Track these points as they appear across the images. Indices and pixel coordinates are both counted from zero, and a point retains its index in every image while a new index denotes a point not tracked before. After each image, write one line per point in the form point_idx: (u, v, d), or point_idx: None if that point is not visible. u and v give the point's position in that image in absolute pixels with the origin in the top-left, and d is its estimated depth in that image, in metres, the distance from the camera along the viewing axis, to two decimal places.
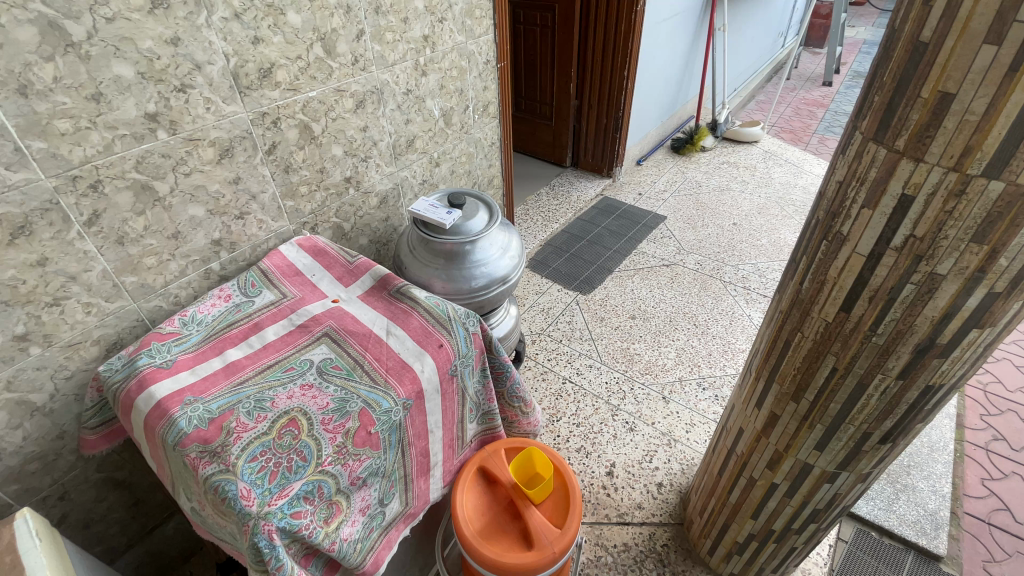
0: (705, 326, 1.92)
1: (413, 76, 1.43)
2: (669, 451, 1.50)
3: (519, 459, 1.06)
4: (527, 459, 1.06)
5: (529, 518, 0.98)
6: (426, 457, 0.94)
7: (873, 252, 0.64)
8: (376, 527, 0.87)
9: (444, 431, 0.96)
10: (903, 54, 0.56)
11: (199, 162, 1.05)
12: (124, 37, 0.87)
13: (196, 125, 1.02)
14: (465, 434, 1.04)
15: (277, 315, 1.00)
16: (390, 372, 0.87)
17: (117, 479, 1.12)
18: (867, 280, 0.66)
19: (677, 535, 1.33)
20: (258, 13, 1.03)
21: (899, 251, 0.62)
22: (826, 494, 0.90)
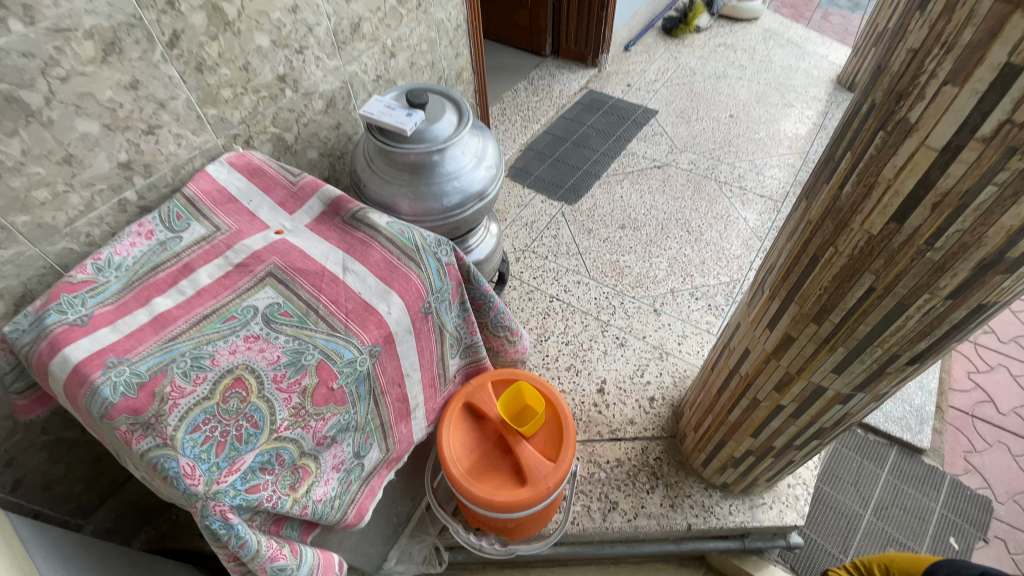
0: (699, 232, 1.80)
1: None
2: (661, 365, 1.44)
3: (508, 394, 0.97)
4: (517, 392, 0.97)
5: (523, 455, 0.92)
6: (406, 402, 0.84)
7: (950, 144, 0.50)
8: (355, 479, 0.80)
9: (422, 373, 0.86)
10: None
11: (78, 62, 0.81)
12: None
13: (61, 10, 0.77)
14: (447, 371, 0.94)
15: (211, 253, 0.83)
16: (350, 316, 0.73)
17: (71, 438, 1.03)
18: (934, 183, 0.52)
19: (670, 447, 1.30)
20: None
21: (985, 142, 0.48)
22: (836, 414, 0.84)
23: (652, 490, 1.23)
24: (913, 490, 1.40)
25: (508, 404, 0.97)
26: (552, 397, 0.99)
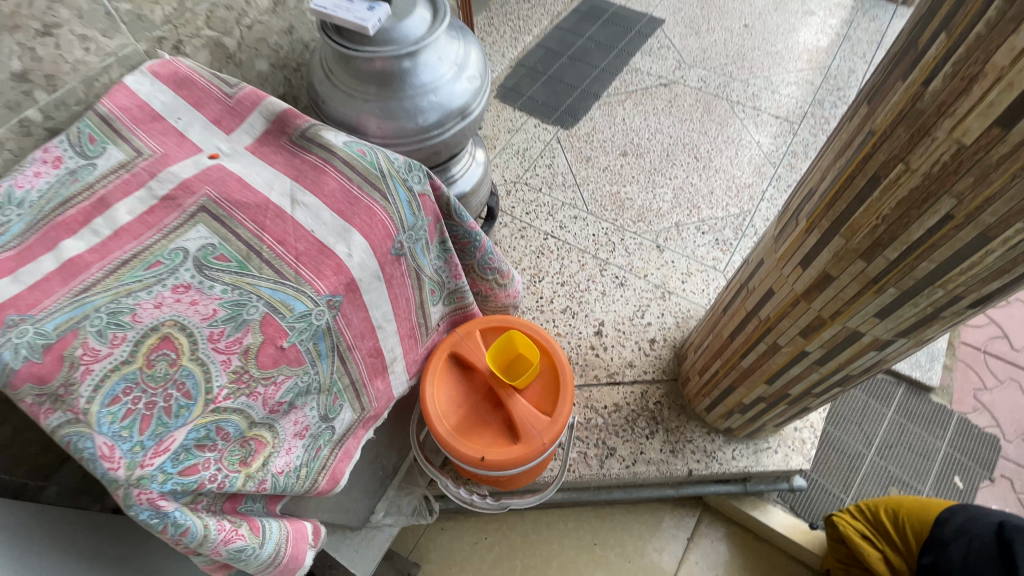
0: (708, 159, 1.63)
1: None
2: (664, 305, 1.33)
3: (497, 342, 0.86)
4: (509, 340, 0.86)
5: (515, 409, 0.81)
6: (382, 357, 0.73)
7: None
8: (326, 444, 0.70)
9: (399, 323, 0.73)
10: None
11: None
12: None
13: None
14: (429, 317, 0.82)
15: (131, 184, 0.66)
16: (301, 260, 0.59)
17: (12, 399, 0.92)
18: None
19: (671, 391, 1.21)
20: None
21: None
22: (868, 361, 0.74)
23: (652, 435, 1.15)
24: (918, 429, 1.36)
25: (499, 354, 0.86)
26: (546, 344, 0.88)
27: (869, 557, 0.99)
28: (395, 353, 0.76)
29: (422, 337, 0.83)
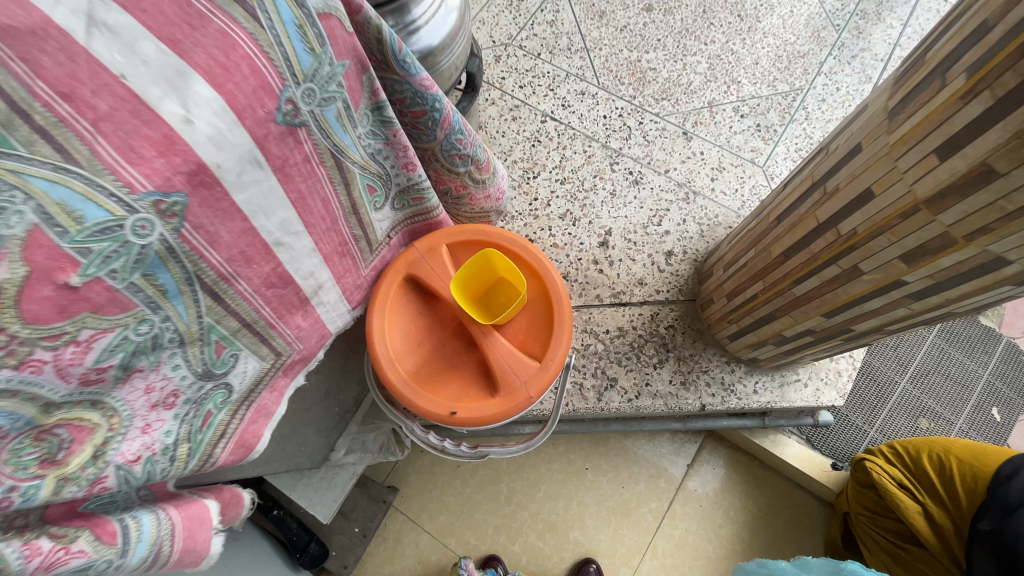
0: (755, 17, 1.26)
1: None
2: (686, 208, 1.08)
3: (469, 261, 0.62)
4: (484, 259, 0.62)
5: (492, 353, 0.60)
6: (294, 285, 0.50)
7: None
8: (219, 408, 0.49)
9: (316, 236, 0.49)
10: None
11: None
12: None
13: None
14: (369, 225, 0.57)
15: None
16: (103, 128, 0.31)
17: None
18: None
19: (687, 314, 0.99)
20: None
21: None
22: (995, 297, 0.51)
23: (660, 365, 0.96)
24: (961, 356, 1.19)
25: (471, 277, 0.63)
26: (536, 264, 0.64)
27: (906, 509, 0.87)
28: (320, 278, 0.53)
29: (362, 252, 0.59)
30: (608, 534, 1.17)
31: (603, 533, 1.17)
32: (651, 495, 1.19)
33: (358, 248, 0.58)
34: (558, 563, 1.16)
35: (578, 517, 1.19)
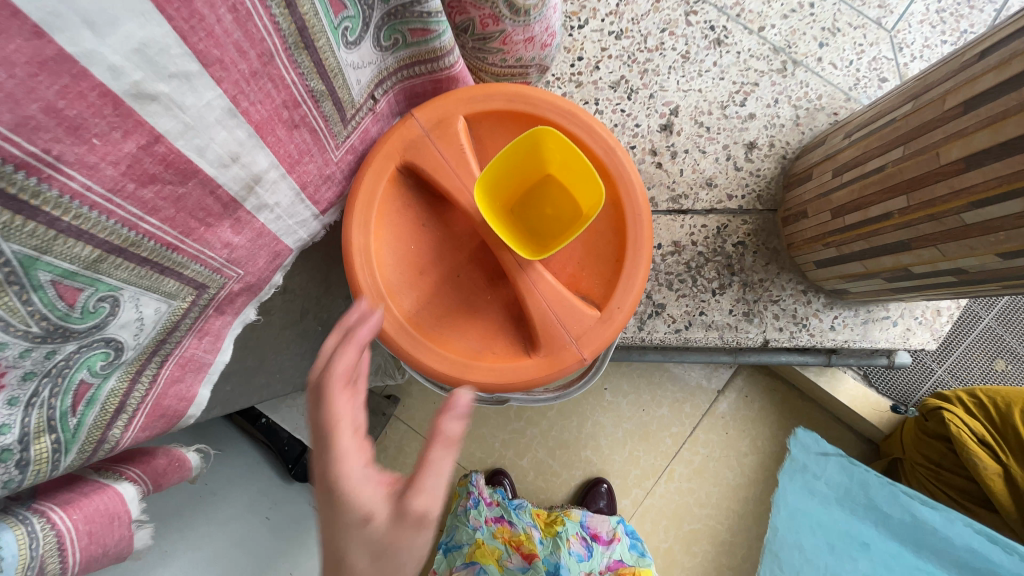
0: None
1: None
2: (781, 83, 0.81)
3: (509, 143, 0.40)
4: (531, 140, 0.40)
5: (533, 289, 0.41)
6: (201, 178, 0.28)
7: None
8: (103, 376, 0.30)
9: (227, 87, 0.27)
10: None
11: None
12: None
13: None
14: (336, 75, 0.34)
15: None
16: None
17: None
18: None
19: (764, 229, 0.78)
20: None
21: None
22: None
23: (720, 292, 0.78)
24: None
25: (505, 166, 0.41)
26: (608, 163, 0.44)
27: (984, 469, 0.75)
28: (257, 164, 0.31)
29: (325, 119, 0.36)
30: (623, 455, 1.09)
31: (617, 454, 1.09)
32: (673, 419, 1.08)
33: (317, 115, 0.35)
34: (566, 480, 1.09)
35: (592, 437, 1.09)
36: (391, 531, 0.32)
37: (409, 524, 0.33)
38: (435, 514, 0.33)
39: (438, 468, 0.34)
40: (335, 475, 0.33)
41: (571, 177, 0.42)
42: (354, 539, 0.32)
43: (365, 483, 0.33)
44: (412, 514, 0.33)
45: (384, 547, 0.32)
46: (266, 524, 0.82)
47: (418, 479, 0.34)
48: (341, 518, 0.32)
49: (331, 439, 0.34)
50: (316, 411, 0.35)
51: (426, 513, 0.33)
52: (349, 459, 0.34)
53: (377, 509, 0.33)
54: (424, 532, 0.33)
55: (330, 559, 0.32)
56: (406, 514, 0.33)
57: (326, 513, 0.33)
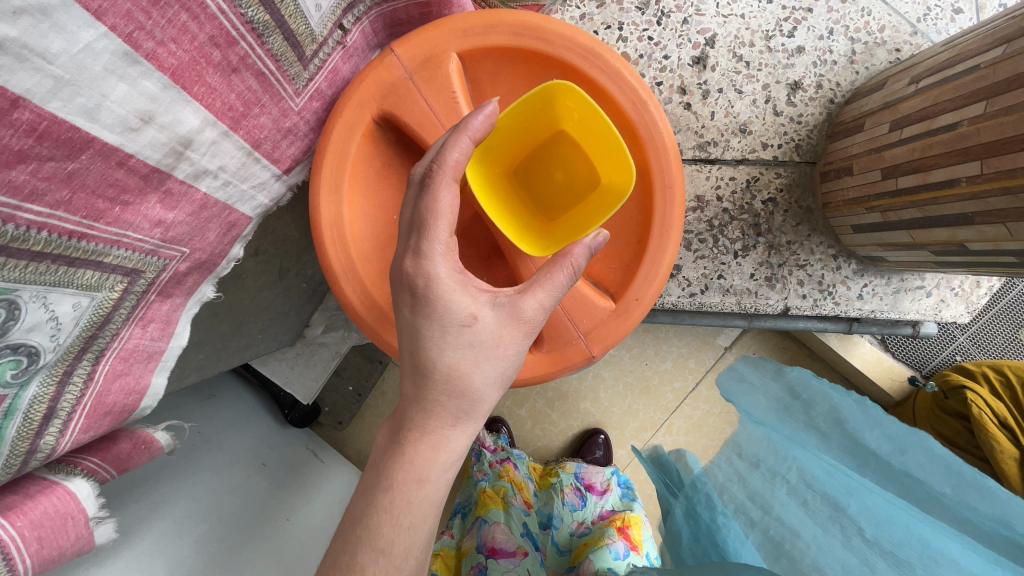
0: None
1: None
2: (838, 9, 0.68)
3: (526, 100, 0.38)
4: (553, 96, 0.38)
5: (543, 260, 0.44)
6: (98, 147, 0.24)
7: None
8: (19, 385, 0.25)
9: (110, 17, 0.22)
10: None
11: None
12: None
13: None
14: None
15: None
16: None
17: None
18: None
19: (799, 185, 0.70)
20: None
21: None
22: None
23: (743, 254, 0.71)
24: None
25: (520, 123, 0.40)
26: (639, 124, 0.43)
27: (1000, 453, 0.71)
28: (183, 125, 0.27)
29: (275, 59, 0.30)
30: (622, 407, 1.08)
31: (617, 407, 1.08)
32: (676, 374, 1.06)
33: (262, 54, 0.29)
34: (564, 430, 1.09)
35: (591, 389, 1.07)
36: (497, 333, 0.38)
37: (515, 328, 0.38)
38: (537, 324, 0.39)
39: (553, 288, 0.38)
40: (439, 279, 0.36)
41: (594, 141, 0.41)
42: (456, 335, 0.37)
43: (464, 291, 0.37)
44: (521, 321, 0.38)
45: (487, 344, 0.37)
46: (263, 472, 0.81)
47: (535, 291, 0.38)
48: (444, 315, 0.37)
49: (431, 235, 0.36)
50: (417, 199, 0.36)
51: (536, 319, 0.38)
52: (450, 262, 0.37)
53: (482, 313, 0.37)
54: (523, 341, 0.39)
55: (430, 345, 0.37)
56: (513, 323, 0.38)
57: (430, 315, 0.37)
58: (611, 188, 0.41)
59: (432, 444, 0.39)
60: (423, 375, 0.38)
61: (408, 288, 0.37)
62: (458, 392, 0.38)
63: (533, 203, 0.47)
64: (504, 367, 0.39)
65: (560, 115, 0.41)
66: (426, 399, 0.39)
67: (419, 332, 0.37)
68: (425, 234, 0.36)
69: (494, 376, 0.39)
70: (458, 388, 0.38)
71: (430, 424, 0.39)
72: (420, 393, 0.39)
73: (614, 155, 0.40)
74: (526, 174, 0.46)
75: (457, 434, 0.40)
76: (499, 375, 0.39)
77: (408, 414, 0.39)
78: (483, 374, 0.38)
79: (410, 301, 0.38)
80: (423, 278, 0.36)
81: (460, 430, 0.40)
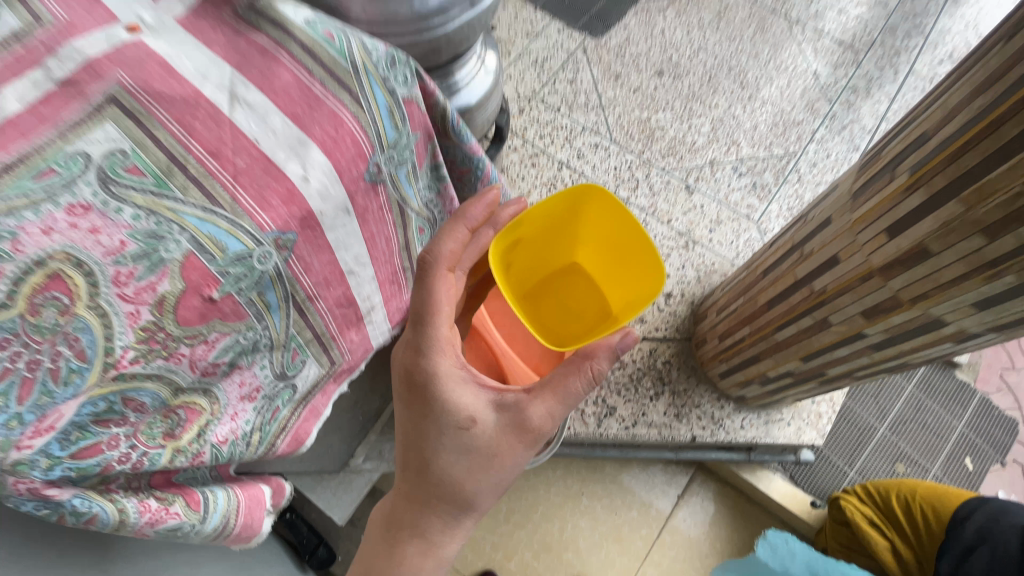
0: (755, 87, 1.39)
1: None
2: (686, 255, 1.19)
3: (569, 212, 0.71)
4: (576, 203, 0.70)
5: (548, 324, 0.77)
6: (354, 306, 0.61)
7: None
8: (285, 404, 0.59)
9: (377, 266, 0.61)
10: None
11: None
12: None
13: None
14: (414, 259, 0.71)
15: (22, 56, 0.42)
16: (240, 181, 0.45)
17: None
18: None
19: (683, 351, 1.10)
20: None
21: None
22: (938, 352, 0.62)
23: (656, 397, 1.06)
24: (938, 407, 1.26)
25: (547, 222, 0.72)
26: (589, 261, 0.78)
27: (877, 545, 0.99)
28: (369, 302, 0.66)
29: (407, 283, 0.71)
30: (600, 557, 1.23)
31: (595, 556, 1.23)
32: (642, 521, 1.25)
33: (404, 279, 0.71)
34: None
35: (572, 539, 1.24)
36: (495, 436, 0.57)
37: (517, 436, 0.57)
38: (535, 433, 0.57)
39: (560, 394, 0.57)
40: (449, 386, 0.57)
41: (596, 250, 0.75)
42: (459, 427, 0.57)
43: (471, 398, 0.57)
44: (521, 430, 0.57)
45: (484, 442, 0.57)
46: None
47: (535, 405, 0.57)
48: (455, 417, 0.57)
49: (436, 341, 0.58)
50: (430, 292, 0.59)
51: (534, 426, 0.57)
52: (456, 368, 0.59)
53: (485, 417, 0.57)
54: (517, 445, 0.57)
55: (434, 444, 0.57)
56: (511, 432, 0.57)
57: (444, 415, 0.57)
58: (616, 283, 0.74)
59: (423, 545, 0.59)
60: (428, 470, 0.58)
61: (426, 393, 0.58)
62: (453, 489, 0.58)
63: (557, 271, 0.80)
64: (501, 467, 0.58)
65: (574, 220, 0.73)
66: (427, 497, 0.58)
67: (432, 431, 0.57)
68: (435, 347, 0.58)
69: (486, 482, 0.58)
70: (456, 490, 0.58)
71: (427, 519, 0.59)
72: (421, 484, 0.58)
73: (623, 258, 0.71)
74: (549, 254, 0.79)
75: (445, 535, 0.59)
76: (491, 480, 0.58)
77: (412, 509, 0.59)
78: (475, 474, 0.57)
79: (421, 400, 0.58)
80: (441, 386, 0.57)
81: (448, 533, 0.60)
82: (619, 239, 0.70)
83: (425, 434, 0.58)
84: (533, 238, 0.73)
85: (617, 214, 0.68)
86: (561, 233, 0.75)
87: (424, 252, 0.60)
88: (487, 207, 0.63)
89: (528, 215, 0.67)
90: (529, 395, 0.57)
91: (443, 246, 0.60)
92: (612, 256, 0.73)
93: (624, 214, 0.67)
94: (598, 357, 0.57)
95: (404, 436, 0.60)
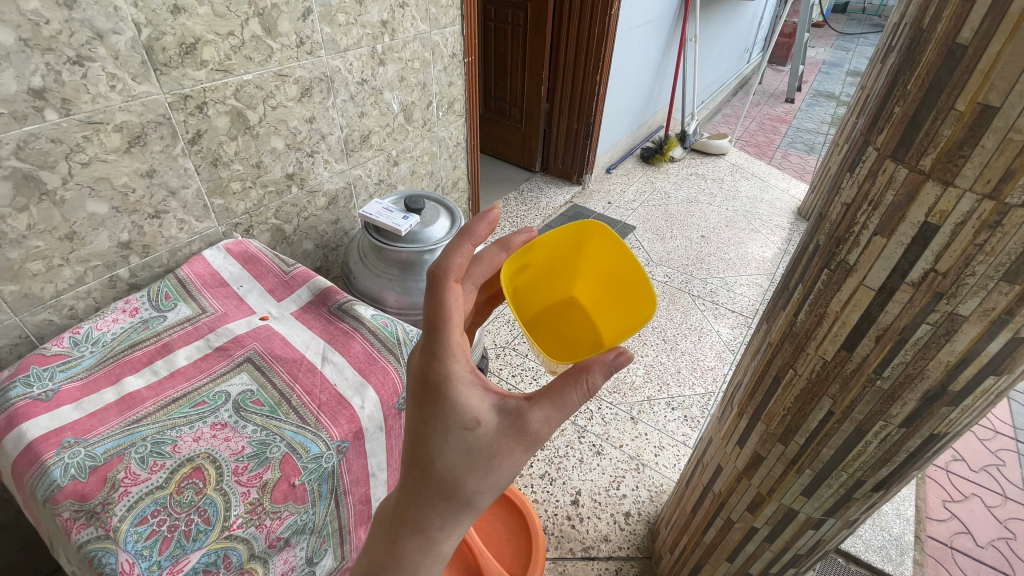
0: (674, 342, 1.84)
1: (386, 167, 1.47)
2: (637, 477, 1.40)
3: (570, 239, 0.72)
4: (578, 238, 0.73)
5: (547, 346, 0.71)
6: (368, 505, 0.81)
7: (869, 317, 0.58)
8: None
9: (389, 472, 0.84)
10: (869, 173, 0.55)
11: (85, 86, 0.82)
12: (100, 178, 0.88)
13: (150, 163, 0.94)
14: None
15: (192, 335, 0.84)
16: (322, 408, 0.74)
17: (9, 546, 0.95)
18: (852, 351, 0.61)
19: (645, 570, 1.21)
20: (217, 107, 1.00)
21: (897, 316, 0.55)
22: (810, 540, 0.82)
23: None
24: None
25: (552, 253, 0.74)
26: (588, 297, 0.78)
27: None
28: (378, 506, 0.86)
29: None
30: None
31: None
32: None
33: None
34: None
35: None
36: (497, 440, 0.52)
37: (517, 440, 0.52)
38: (537, 435, 0.52)
39: (560, 404, 0.52)
40: (455, 389, 0.52)
41: (596, 283, 0.76)
42: (463, 427, 0.52)
43: (476, 400, 0.52)
44: (522, 435, 0.52)
45: (483, 444, 0.52)
46: None
47: (540, 410, 0.52)
48: (459, 419, 0.52)
49: (445, 343, 0.52)
50: (439, 302, 0.52)
51: (534, 429, 0.52)
52: (466, 370, 0.53)
53: (489, 419, 0.53)
54: (517, 447, 0.52)
55: (439, 444, 0.52)
56: (511, 435, 0.52)
57: (449, 415, 0.52)
58: (614, 313, 0.72)
59: (421, 546, 0.54)
60: (429, 470, 0.53)
61: (434, 394, 0.52)
62: (452, 489, 0.53)
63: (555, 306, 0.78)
64: (503, 471, 0.53)
65: (577, 250, 0.74)
66: (426, 498, 0.54)
67: (436, 430, 0.52)
68: (443, 345, 0.52)
69: (487, 484, 0.53)
70: (455, 490, 0.53)
71: (425, 519, 0.54)
72: (422, 486, 0.54)
73: (621, 289, 0.71)
74: (548, 291, 0.79)
75: (441, 537, 0.55)
76: (492, 482, 0.53)
77: (409, 509, 0.55)
78: (475, 475, 0.52)
79: (427, 399, 0.53)
80: (449, 389, 0.52)
81: (445, 533, 0.55)
82: (619, 273, 0.71)
83: (429, 434, 0.53)
84: (538, 265, 0.75)
85: (617, 248, 0.70)
86: (562, 265, 0.77)
87: (432, 264, 0.52)
88: (489, 226, 0.55)
89: (537, 243, 0.70)
90: (530, 402, 0.52)
91: (453, 259, 0.53)
92: (611, 287, 0.73)
93: (623, 249, 0.69)
94: (596, 371, 0.51)
95: (408, 433, 0.55)
